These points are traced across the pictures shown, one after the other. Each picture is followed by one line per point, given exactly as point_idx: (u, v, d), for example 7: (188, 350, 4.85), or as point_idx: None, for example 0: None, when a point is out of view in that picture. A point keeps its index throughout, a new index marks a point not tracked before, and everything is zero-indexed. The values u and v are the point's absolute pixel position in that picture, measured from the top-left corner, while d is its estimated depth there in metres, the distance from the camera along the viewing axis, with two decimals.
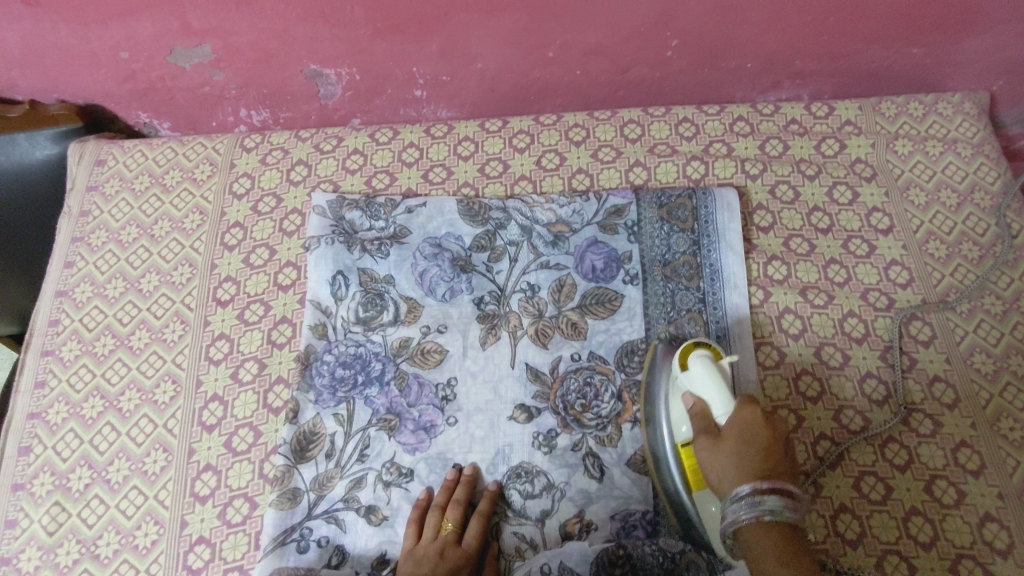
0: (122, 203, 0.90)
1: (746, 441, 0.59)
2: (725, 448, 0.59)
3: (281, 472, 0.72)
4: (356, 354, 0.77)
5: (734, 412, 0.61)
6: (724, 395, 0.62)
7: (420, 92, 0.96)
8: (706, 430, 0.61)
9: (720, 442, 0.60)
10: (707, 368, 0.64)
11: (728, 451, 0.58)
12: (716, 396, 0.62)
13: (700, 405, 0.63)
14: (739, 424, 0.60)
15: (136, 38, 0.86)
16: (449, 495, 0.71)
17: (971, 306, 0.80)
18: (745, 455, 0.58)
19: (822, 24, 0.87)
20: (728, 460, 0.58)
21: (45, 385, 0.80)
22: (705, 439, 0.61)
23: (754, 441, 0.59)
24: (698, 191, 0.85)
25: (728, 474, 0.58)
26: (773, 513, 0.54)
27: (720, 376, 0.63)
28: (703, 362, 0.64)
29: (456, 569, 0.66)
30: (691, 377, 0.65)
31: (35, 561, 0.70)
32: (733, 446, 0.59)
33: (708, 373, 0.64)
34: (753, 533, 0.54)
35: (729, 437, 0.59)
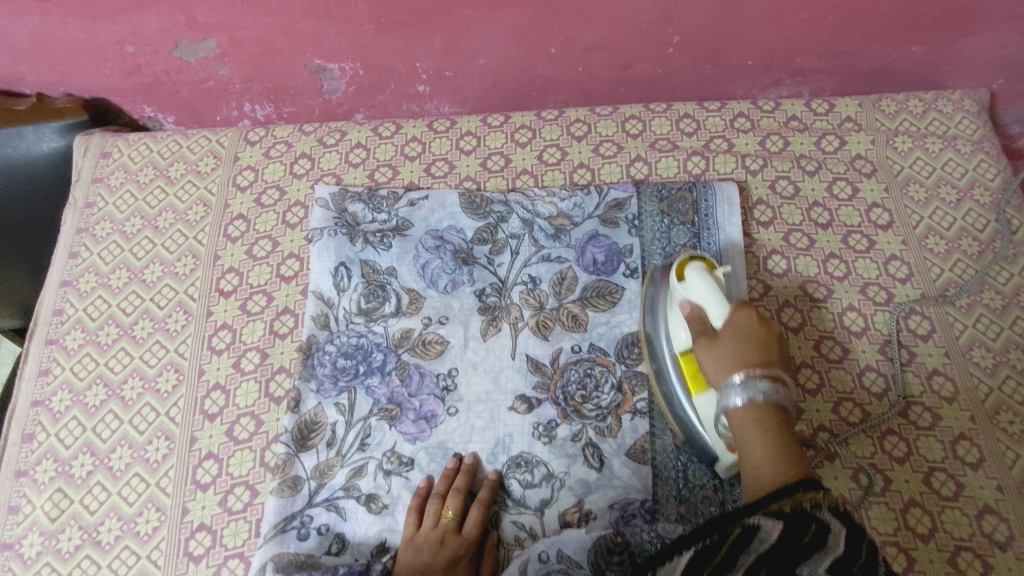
0: (127, 195, 0.91)
1: (740, 336, 0.62)
2: (719, 344, 0.62)
3: (282, 460, 0.72)
4: (357, 345, 0.78)
5: (730, 312, 0.64)
6: (718, 298, 0.65)
7: (423, 87, 0.97)
8: (702, 332, 0.64)
9: (716, 341, 0.63)
10: (702, 276, 0.67)
11: (722, 346, 0.62)
12: (712, 301, 0.65)
13: (695, 311, 0.66)
14: (733, 322, 0.63)
15: (142, 32, 0.87)
16: (450, 483, 0.71)
17: (970, 300, 0.80)
18: (738, 347, 0.61)
19: (822, 21, 0.88)
20: (722, 352, 0.61)
21: (49, 373, 0.80)
22: (702, 340, 0.64)
23: (748, 336, 0.62)
24: (699, 185, 0.86)
25: (722, 365, 0.61)
26: (763, 394, 0.57)
27: (715, 284, 0.66)
28: (699, 272, 0.67)
29: (456, 557, 0.66)
30: (688, 287, 0.68)
31: (37, 547, 0.71)
32: (729, 342, 0.62)
33: (704, 281, 0.67)
34: (744, 414, 0.58)
35: (724, 333, 0.63)
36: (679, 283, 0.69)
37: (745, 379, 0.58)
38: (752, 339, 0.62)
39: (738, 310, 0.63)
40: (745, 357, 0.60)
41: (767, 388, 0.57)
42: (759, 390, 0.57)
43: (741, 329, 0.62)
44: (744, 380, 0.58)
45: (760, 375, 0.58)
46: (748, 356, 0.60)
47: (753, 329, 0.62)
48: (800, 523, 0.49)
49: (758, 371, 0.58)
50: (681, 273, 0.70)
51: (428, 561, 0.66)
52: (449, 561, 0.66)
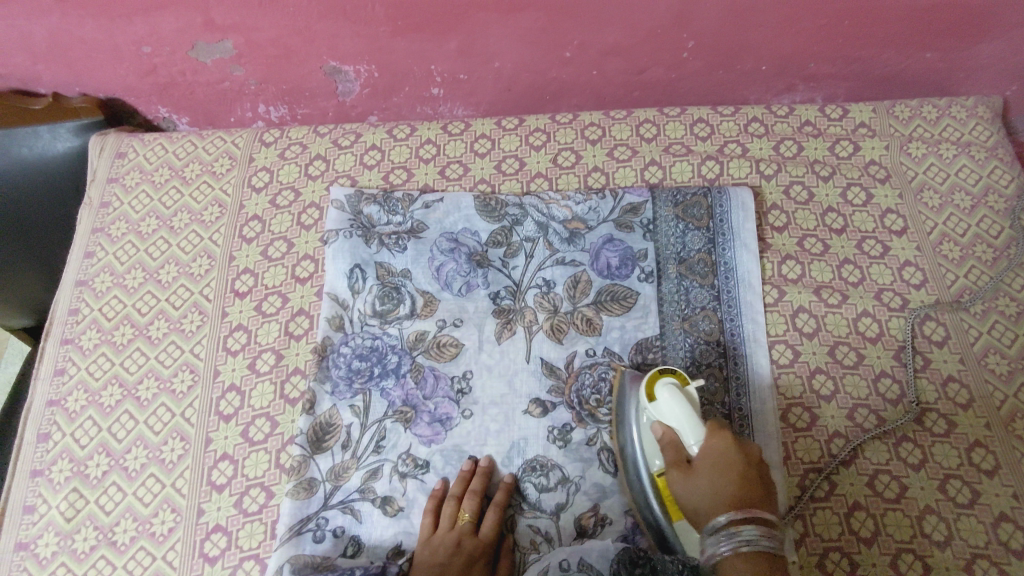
0: (143, 195, 0.91)
1: (718, 470, 0.61)
2: (698, 479, 0.61)
3: (298, 462, 0.72)
4: (372, 347, 0.78)
5: (704, 440, 0.62)
6: (693, 423, 0.62)
7: (437, 90, 0.97)
8: (679, 462, 0.63)
9: (693, 475, 0.61)
10: (674, 396, 0.63)
11: (702, 482, 0.61)
12: (685, 426, 0.63)
13: (670, 437, 0.64)
14: (710, 454, 0.61)
15: (159, 33, 0.87)
16: (466, 485, 0.71)
17: (984, 307, 0.80)
18: (718, 485, 0.60)
19: (838, 27, 0.88)
20: (704, 491, 0.60)
21: (65, 372, 0.80)
22: (679, 472, 0.62)
23: (727, 469, 0.61)
24: (713, 190, 0.86)
25: (704, 505, 0.60)
26: (750, 542, 0.56)
27: (689, 406, 0.64)
28: (670, 390, 0.64)
29: (472, 559, 0.67)
30: (660, 406, 0.65)
31: (53, 546, 0.71)
32: (709, 478, 0.60)
33: (676, 402, 0.63)
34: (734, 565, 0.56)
35: (702, 468, 0.61)
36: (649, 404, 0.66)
37: (732, 524, 0.57)
38: (731, 473, 0.60)
39: (713, 438, 0.62)
40: (727, 496, 0.59)
41: (753, 535, 0.56)
42: (745, 538, 0.56)
43: (717, 463, 0.61)
44: (731, 526, 0.57)
45: (745, 521, 0.57)
46: (729, 494, 0.59)
47: (730, 460, 0.61)
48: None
49: (742, 516, 0.57)
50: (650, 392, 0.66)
51: (446, 563, 0.66)
52: (466, 564, 0.66)
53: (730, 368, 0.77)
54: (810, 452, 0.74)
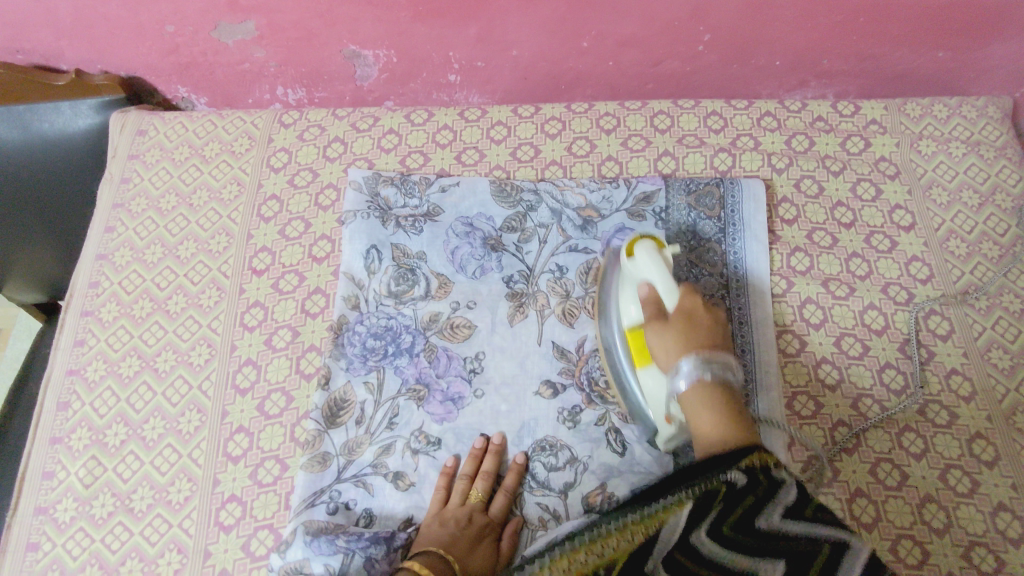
0: (163, 172, 0.93)
1: (690, 324, 0.65)
2: (670, 327, 0.64)
3: (312, 436, 0.73)
4: (386, 326, 0.79)
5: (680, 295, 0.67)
6: (669, 277, 0.67)
7: (454, 77, 0.99)
8: (655, 312, 0.66)
9: (667, 326, 0.65)
10: (652, 257, 0.69)
11: (673, 329, 0.64)
12: (662, 280, 0.67)
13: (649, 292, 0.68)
14: (684, 308, 0.66)
15: (183, 12, 0.88)
16: (477, 465, 0.73)
17: (990, 303, 0.82)
18: (690, 332, 0.64)
19: (852, 24, 0.89)
20: (673, 337, 0.64)
21: (85, 343, 0.82)
22: (654, 321, 0.66)
23: (697, 320, 0.65)
24: (726, 180, 0.87)
25: (671, 350, 0.63)
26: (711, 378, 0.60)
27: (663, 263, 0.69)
28: (649, 252, 0.69)
29: (482, 533, 0.68)
30: (640, 266, 0.70)
31: (71, 512, 0.72)
32: (679, 329, 0.64)
33: (653, 261, 0.69)
34: (695, 396, 0.61)
35: (676, 320, 0.65)
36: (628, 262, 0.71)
37: (694, 360, 0.61)
38: (702, 325, 0.65)
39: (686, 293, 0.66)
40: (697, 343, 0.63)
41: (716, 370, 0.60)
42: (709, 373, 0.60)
43: (690, 316, 0.65)
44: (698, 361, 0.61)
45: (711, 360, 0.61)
46: (698, 340, 0.63)
47: (700, 315, 0.65)
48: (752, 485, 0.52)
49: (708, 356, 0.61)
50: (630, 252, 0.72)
51: (455, 534, 0.67)
52: (473, 537, 0.67)
53: (738, 356, 0.79)
54: (813, 439, 0.75)
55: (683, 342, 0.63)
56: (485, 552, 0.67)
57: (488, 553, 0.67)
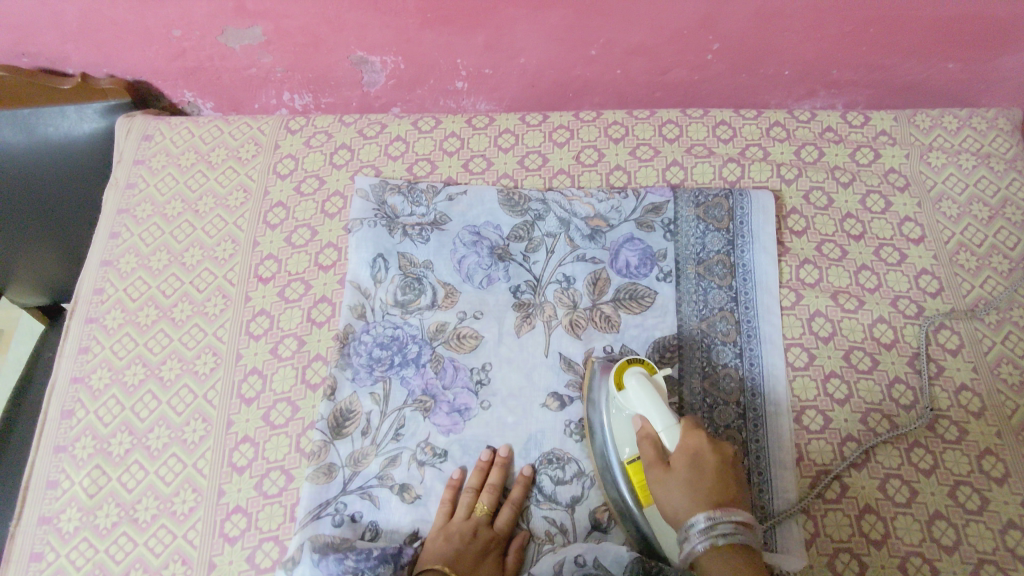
0: (168, 177, 0.92)
1: (696, 468, 0.62)
2: (676, 473, 0.62)
3: (318, 446, 0.73)
4: (393, 336, 0.79)
5: (681, 434, 0.64)
6: (668, 413, 0.65)
7: (461, 84, 0.98)
8: (657, 458, 0.64)
9: (672, 471, 0.62)
10: (645, 387, 0.66)
11: (678, 475, 0.62)
12: (658, 417, 0.65)
13: (647, 429, 0.66)
14: (687, 449, 0.63)
15: (190, 17, 0.88)
16: (483, 477, 0.72)
17: (999, 317, 0.81)
18: (696, 481, 0.61)
19: (863, 34, 0.88)
20: (680, 486, 0.61)
21: (89, 351, 0.81)
22: (657, 466, 0.63)
23: (702, 463, 0.62)
24: (735, 192, 0.87)
25: (678, 503, 0.61)
26: (727, 535, 0.57)
27: (658, 396, 0.66)
28: (640, 382, 0.66)
29: (486, 550, 0.68)
30: (632, 399, 0.67)
31: (75, 522, 0.72)
32: (685, 476, 0.61)
33: (648, 395, 0.65)
34: (711, 558, 0.57)
35: (680, 464, 0.62)
36: (617, 393, 0.68)
37: (707, 518, 0.58)
38: (708, 469, 0.62)
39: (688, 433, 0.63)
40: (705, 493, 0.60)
41: (729, 527, 0.57)
42: (723, 531, 0.57)
43: (695, 460, 0.62)
44: (709, 519, 0.58)
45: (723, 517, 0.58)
46: (706, 490, 0.60)
47: (707, 458, 0.62)
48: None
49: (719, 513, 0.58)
50: (618, 382, 0.69)
51: (460, 549, 0.67)
52: (478, 553, 0.67)
53: (746, 369, 0.78)
54: (822, 454, 0.75)
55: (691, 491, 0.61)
56: (489, 568, 0.67)
57: (493, 569, 0.67)
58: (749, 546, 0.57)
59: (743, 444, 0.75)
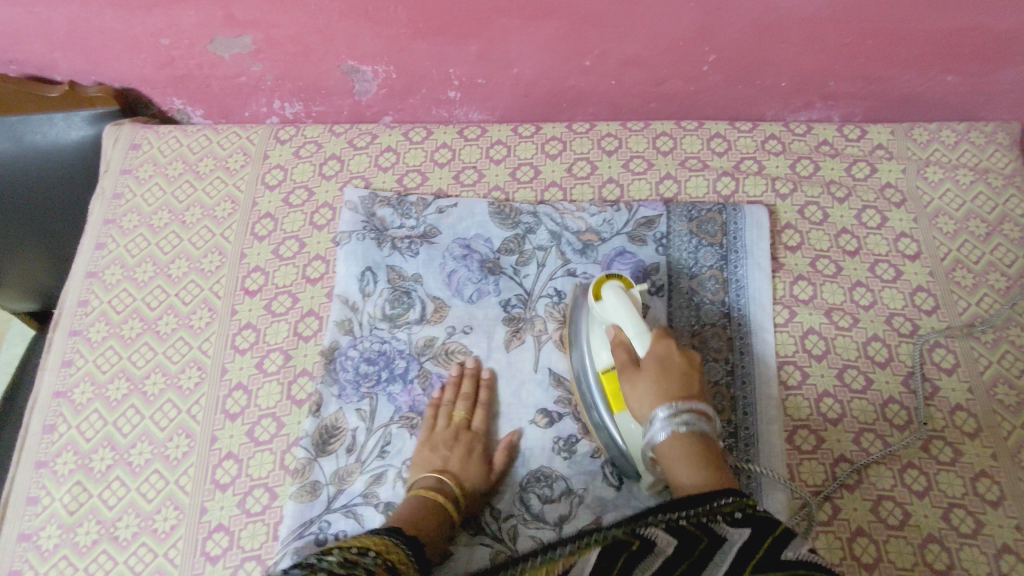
0: (155, 188, 0.91)
1: (664, 370, 0.62)
2: (644, 374, 0.62)
3: (302, 464, 0.72)
4: (380, 351, 0.78)
5: (653, 341, 0.65)
6: (641, 321, 0.66)
7: (454, 94, 0.97)
8: (628, 362, 0.64)
9: (640, 371, 0.63)
10: (620, 297, 0.66)
11: (645, 375, 0.62)
12: (631, 324, 0.65)
13: (621, 336, 0.67)
14: (656, 354, 0.63)
15: (179, 26, 0.87)
16: (456, 390, 0.75)
17: (996, 335, 0.80)
18: (664, 381, 0.61)
19: (859, 48, 0.87)
20: (647, 385, 0.61)
21: (72, 364, 0.81)
22: (627, 369, 0.64)
23: (670, 364, 0.63)
24: (729, 207, 0.86)
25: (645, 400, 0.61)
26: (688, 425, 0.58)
27: (632, 305, 0.66)
28: (616, 294, 0.67)
29: (471, 448, 0.71)
30: (608, 309, 0.67)
31: (54, 539, 0.71)
32: (653, 375, 0.62)
33: (623, 304, 0.66)
34: (673, 447, 0.58)
35: (648, 366, 0.63)
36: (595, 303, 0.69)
37: (672, 410, 0.58)
38: (676, 365, 0.63)
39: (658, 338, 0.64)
40: (671, 390, 0.60)
41: (690, 417, 0.58)
42: (683, 422, 0.58)
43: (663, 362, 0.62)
44: (670, 410, 0.58)
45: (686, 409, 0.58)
46: (674, 388, 0.61)
47: (675, 361, 0.63)
48: (762, 529, 0.49)
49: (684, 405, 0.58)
50: (596, 293, 0.69)
51: (445, 456, 0.70)
52: (461, 454, 0.70)
53: (738, 387, 0.77)
54: (814, 476, 0.74)
55: (657, 388, 0.61)
56: (477, 466, 0.70)
57: (480, 467, 0.70)
58: (709, 436, 0.58)
59: (735, 463, 0.74)
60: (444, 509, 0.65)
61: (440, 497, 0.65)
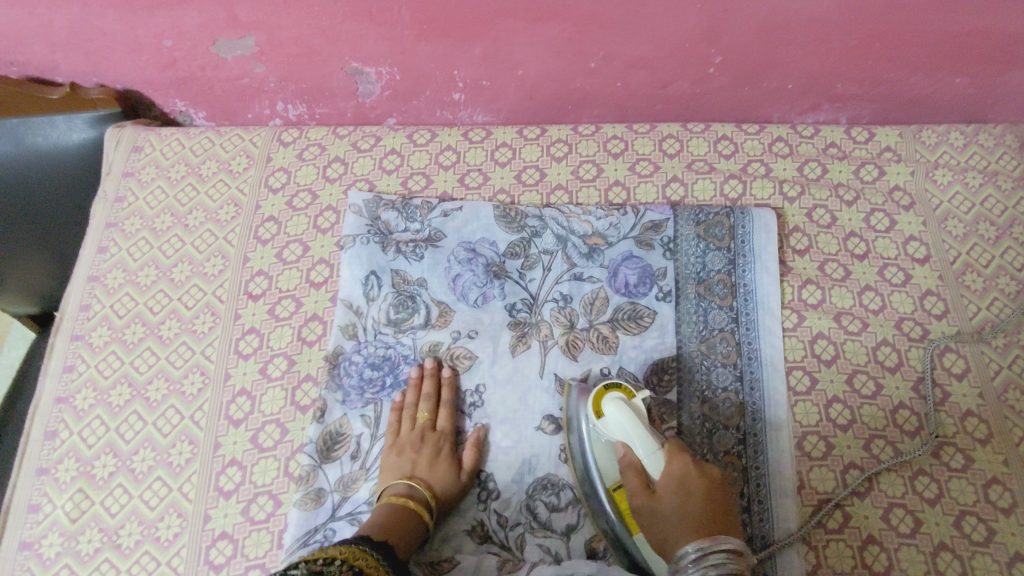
0: (158, 191, 0.91)
1: (681, 493, 0.60)
2: (661, 500, 0.60)
3: (306, 471, 0.71)
4: (385, 356, 0.77)
5: (665, 460, 0.62)
6: (649, 438, 0.63)
7: (459, 95, 0.96)
8: (643, 489, 0.62)
9: (658, 500, 0.60)
10: (622, 412, 0.64)
11: (663, 505, 0.60)
12: (639, 441, 0.63)
13: (630, 456, 0.64)
14: (671, 478, 0.61)
15: (181, 27, 0.86)
16: (417, 391, 0.75)
17: (1007, 340, 0.79)
18: (682, 511, 0.58)
19: (868, 49, 0.86)
20: (667, 515, 0.59)
21: (74, 369, 0.80)
22: (642, 496, 0.61)
23: (687, 488, 0.60)
24: (737, 210, 0.85)
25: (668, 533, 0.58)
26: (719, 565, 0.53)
27: (639, 422, 0.64)
28: (617, 408, 0.65)
29: (437, 448, 0.71)
30: (610, 424, 0.65)
31: (56, 547, 0.70)
32: (671, 502, 0.59)
33: (627, 419, 0.64)
34: None
35: (664, 492, 0.60)
36: (597, 420, 0.67)
37: (698, 547, 0.55)
38: (694, 492, 0.60)
39: (670, 458, 0.62)
40: (690, 521, 0.57)
41: (720, 554, 0.53)
42: (712, 562, 0.53)
43: (679, 485, 0.60)
44: (697, 548, 0.54)
45: (712, 548, 0.54)
46: (694, 518, 0.58)
47: (691, 484, 0.60)
48: None
49: (710, 543, 0.54)
50: (597, 408, 0.67)
51: (412, 459, 0.70)
52: (428, 457, 0.70)
53: (746, 394, 0.77)
54: (824, 482, 0.73)
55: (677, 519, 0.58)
56: (444, 466, 0.70)
57: (451, 467, 0.70)
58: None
59: (744, 471, 0.73)
60: (418, 514, 0.65)
61: (412, 502, 0.66)
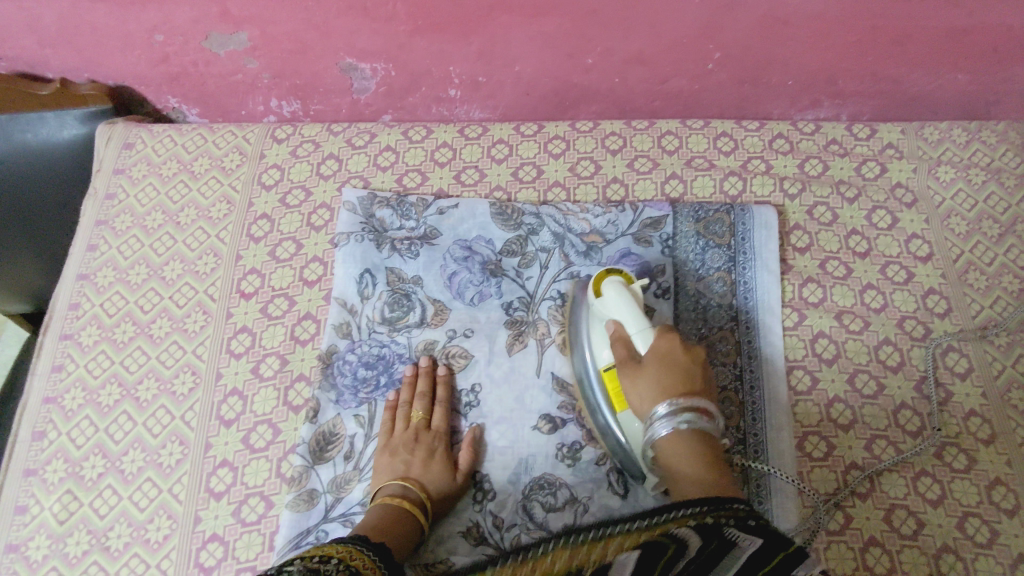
0: (150, 188, 0.90)
1: (666, 363, 0.62)
2: (646, 372, 0.62)
3: (299, 473, 0.70)
4: (379, 355, 0.76)
5: (654, 337, 0.64)
6: (642, 318, 0.64)
7: (455, 92, 0.95)
8: (629, 359, 0.64)
9: (642, 369, 0.62)
10: (621, 295, 0.65)
11: (646, 373, 0.62)
12: (633, 323, 0.64)
13: (621, 333, 0.65)
14: (658, 351, 0.63)
15: (172, 21, 0.85)
16: (412, 390, 0.74)
17: (1011, 339, 0.78)
18: (665, 380, 0.61)
19: (869, 43, 0.85)
20: (649, 384, 0.61)
21: (63, 369, 0.79)
22: (628, 365, 0.63)
23: (672, 359, 0.62)
24: (736, 207, 0.84)
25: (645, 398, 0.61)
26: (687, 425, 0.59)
27: (635, 303, 0.65)
28: (617, 291, 0.66)
29: (432, 447, 0.70)
30: (609, 305, 0.66)
31: (43, 550, 0.69)
32: (654, 372, 0.62)
33: (625, 301, 0.65)
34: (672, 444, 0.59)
35: (650, 362, 0.62)
36: (596, 299, 0.68)
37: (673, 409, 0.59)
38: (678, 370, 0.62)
39: (660, 335, 0.64)
40: (670, 388, 0.61)
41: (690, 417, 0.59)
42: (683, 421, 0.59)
43: (665, 358, 0.62)
44: (670, 411, 0.59)
45: (686, 409, 0.59)
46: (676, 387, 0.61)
47: (676, 357, 0.63)
48: (774, 543, 0.49)
49: (684, 405, 0.59)
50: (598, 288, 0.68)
51: (406, 459, 0.69)
52: (423, 456, 0.69)
53: (746, 393, 0.75)
54: (825, 483, 0.72)
55: (658, 386, 0.61)
56: (440, 466, 0.69)
57: (446, 466, 0.69)
58: (709, 435, 0.60)
59: (743, 471, 0.72)
60: (412, 514, 0.64)
61: (405, 503, 0.64)
